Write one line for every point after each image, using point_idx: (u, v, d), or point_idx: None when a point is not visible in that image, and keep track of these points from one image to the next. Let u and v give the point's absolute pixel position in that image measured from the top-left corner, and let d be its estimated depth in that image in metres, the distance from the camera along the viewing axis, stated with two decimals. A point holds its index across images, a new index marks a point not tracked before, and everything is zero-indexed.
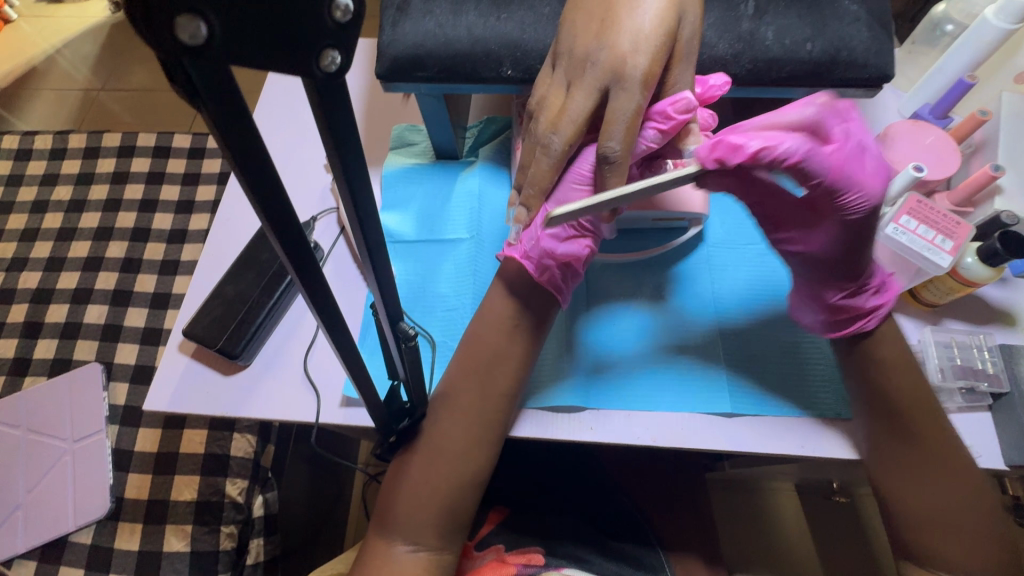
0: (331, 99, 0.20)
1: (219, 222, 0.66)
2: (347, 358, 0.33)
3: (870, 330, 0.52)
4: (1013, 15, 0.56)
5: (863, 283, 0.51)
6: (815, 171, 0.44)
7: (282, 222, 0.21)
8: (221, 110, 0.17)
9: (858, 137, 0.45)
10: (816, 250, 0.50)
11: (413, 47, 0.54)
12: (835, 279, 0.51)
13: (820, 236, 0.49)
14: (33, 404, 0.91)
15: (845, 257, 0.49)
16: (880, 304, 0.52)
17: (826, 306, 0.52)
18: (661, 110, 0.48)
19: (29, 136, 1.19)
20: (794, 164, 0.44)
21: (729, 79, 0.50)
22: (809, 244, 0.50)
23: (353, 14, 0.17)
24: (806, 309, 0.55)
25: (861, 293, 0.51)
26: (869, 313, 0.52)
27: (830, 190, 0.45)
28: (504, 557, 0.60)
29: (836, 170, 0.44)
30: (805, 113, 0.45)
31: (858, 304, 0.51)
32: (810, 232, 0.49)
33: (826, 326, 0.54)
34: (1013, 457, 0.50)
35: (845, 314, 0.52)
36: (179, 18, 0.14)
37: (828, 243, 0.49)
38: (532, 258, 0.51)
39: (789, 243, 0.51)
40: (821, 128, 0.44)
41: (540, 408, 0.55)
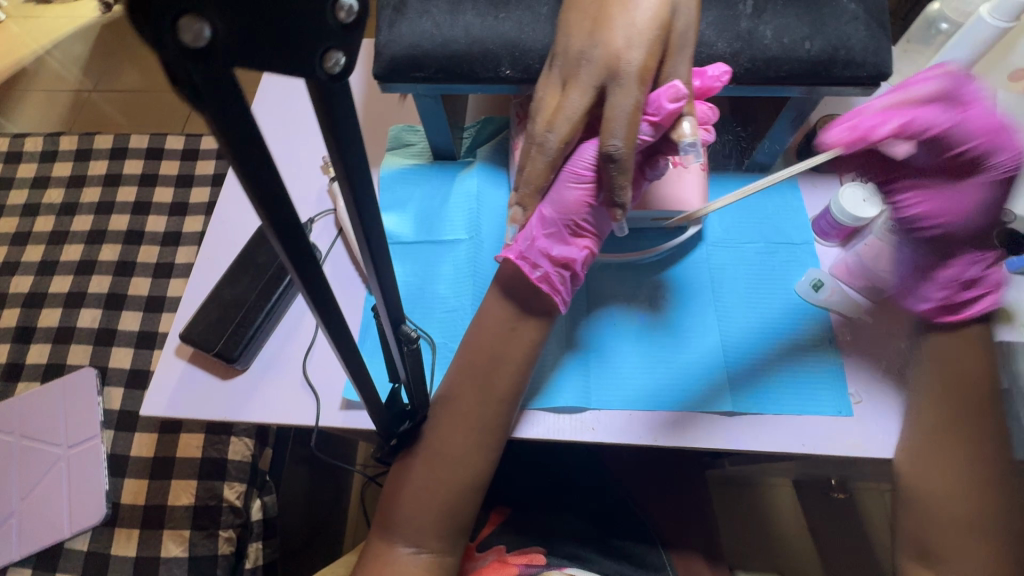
0: (334, 102, 0.19)
1: (215, 224, 0.66)
2: (349, 361, 0.33)
3: (994, 309, 0.53)
4: (1008, 14, 0.56)
5: (987, 257, 0.52)
6: (961, 140, 0.49)
7: (284, 226, 0.21)
8: (224, 114, 0.16)
9: (920, 120, 0.48)
10: (963, 231, 0.52)
11: (410, 47, 0.53)
12: (964, 252, 0.53)
13: (957, 208, 0.51)
14: (27, 410, 0.90)
15: (983, 228, 0.52)
16: (987, 282, 0.52)
17: (947, 284, 0.53)
18: (655, 100, 0.47)
19: (20, 139, 1.17)
20: (939, 135, 0.49)
21: (728, 69, 0.49)
22: (951, 224, 0.52)
23: (357, 15, 0.17)
24: (923, 290, 0.55)
25: (975, 271, 0.52)
26: (989, 293, 0.52)
27: (980, 156, 0.49)
28: (506, 557, 0.62)
29: (986, 132, 0.48)
30: (934, 85, 0.50)
31: (972, 283, 0.53)
32: (953, 209, 0.51)
33: (939, 310, 0.54)
34: (1016, 451, 0.52)
35: (973, 288, 0.53)
36: (182, 20, 0.14)
37: (978, 216, 0.51)
38: (528, 258, 0.50)
39: (925, 228, 0.53)
40: (955, 97, 0.49)
41: (542, 409, 0.55)
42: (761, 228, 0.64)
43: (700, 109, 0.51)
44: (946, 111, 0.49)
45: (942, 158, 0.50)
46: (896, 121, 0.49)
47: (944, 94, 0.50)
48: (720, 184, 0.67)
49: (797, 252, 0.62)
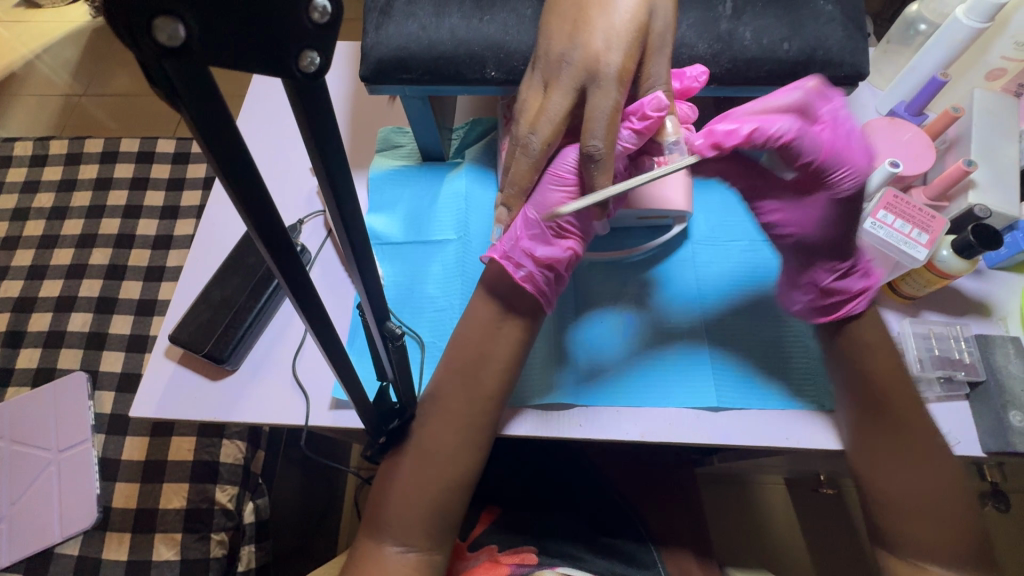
0: (312, 100, 0.20)
1: (204, 226, 0.66)
2: (334, 358, 0.33)
3: (862, 312, 0.53)
4: (983, 14, 0.57)
5: (848, 264, 0.54)
6: (806, 152, 0.49)
7: (264, 222, 0.21)
8: (203, 111, 0.17)
9: (777, 127, 0.48)
10: (811, 235, 0.54)
11: (396, 49, 0.54)
12: (823, 262, 0.55)
13: (810, 219, 0.54)
14: (16, 415, 0.90)
15: (837, 236, 0.53)
16: (866, 285, 0.54)
17: (813, 290, 0.54)
18: (637, 109, 0.48)
19: (9, 143, 1.17)
20: (789, 144, 0.49)
21: (706, 69, 0.51)
22: (802, 231, 0.54)
23: (332, 16, 0.17)
24: (794, 295, 0.57)
25: (829, 276, 0.54)
26: (857, 295, 0.53)
27: (822, 168, 0.50)
28: (498, 557, 0.62)
29: (827, 150, 0.49)
30: (793, 97, 0.49)
31: (830, 289, 0.54)
32: (801, 221, 0.54)
33: (813, 312, 0.55)
34: (989, 444, 0.52)
35: (833, 297, 0.54)
36: (157, 21, 0.15)
37: (821, 228, 0.53)
38: (512, 258, 0.50)
39: (785, 234, 0.56)
40: (810, 111, 0.49)
41: (530, 407, 0.55)
42: (745, 226, 0.65)
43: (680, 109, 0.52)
44: (795, 121, 0.49)
45: (797, 166, 0.50)
46: (751, 125, 0.48)
47: (801, 107, 0.49)
48: (705, 183, 0.68)
49: None
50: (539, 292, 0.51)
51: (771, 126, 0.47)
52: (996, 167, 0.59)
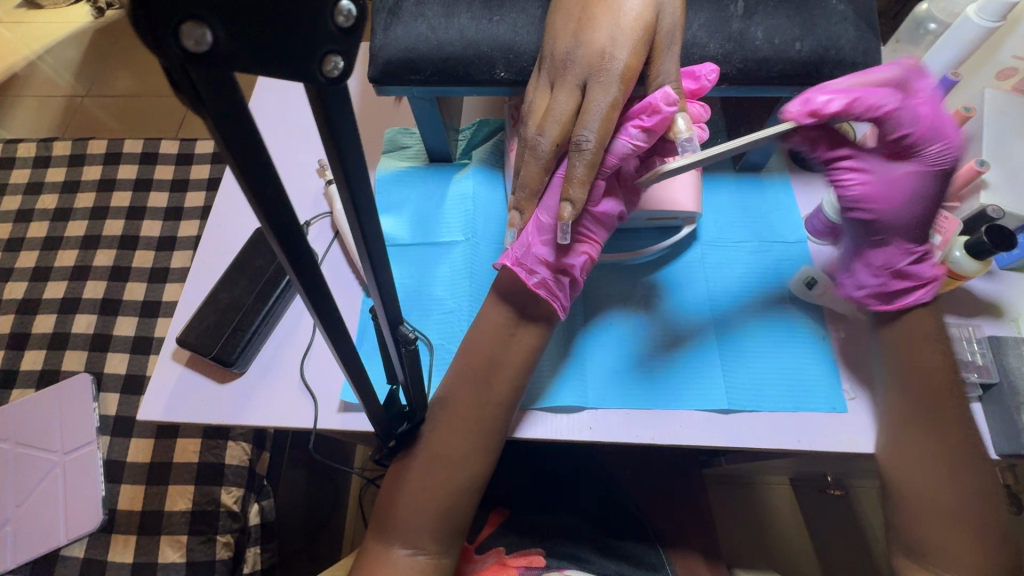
0: (332, 104, 0.20)
1: (211, 228, 0.66)
2: (347, 362, 0.33)
3: (928, 301, 0.54)
4: (996, 14, 0.56)
5: (923, 247, 0.53)
6: (904, 125, 0.49)
7: (283, 226, 0.21)
8: (225, 116, 0.17)
9: (878, 100, 0.48)
10: (894, 216, 0.52)
11: (405, 50, 0.54)
12: (893, 241, 0.54)
13: (896, 192, 0.52)
14: (21, 417, 0.89)
15: (928, 216, 0.52)
16: (937, 273, 0.53)
17: (883, 271, 0.54)
18: (648, 106, 0.47)
19: (12, 145, 1.17)
20: (885, 117, 0.49)
21: (717, 68, 0.50)
22: (883, 211, 0.52)
23: (356, 19, 0.17)
24: (859, 273, 0.56)
25: (916, 263, 0.53)
26: (926, 283, 0.53)
27: (914, 143, 0.50)
28: (506, 560, 0.61)
29: (928, 122, 0.49)
30: (893, 72, 0.50)
31: (912, 274, 0.53)
32: (887, 198, 0.52)
33: (874, 298, 0.55)
34: (1003, 447, 0.51)
35: (905, 280, 0.54)
36: (184, 26, 0.14)
37: (906, 207, 0.52)
38: (525, 264, 0.50)
39: (860, 210, 0.53)
40: (910, 85, 0.50)
41: (541, 410, 0.55)
42: (755, 227, 0.65)
43: (693, 108, 0.52)
44: (893, 95, 0.49)
45: (889, 140, 0.51)
46: (848, 97, 0.47)
47: (898, 82, 0.50)
48: (714, 184, 0.68)
49: (791, 250, 0.63)
50: (553, 297, 0.51)
51: (870, 98, 0.47)
52: (1009, 168, 0.59)
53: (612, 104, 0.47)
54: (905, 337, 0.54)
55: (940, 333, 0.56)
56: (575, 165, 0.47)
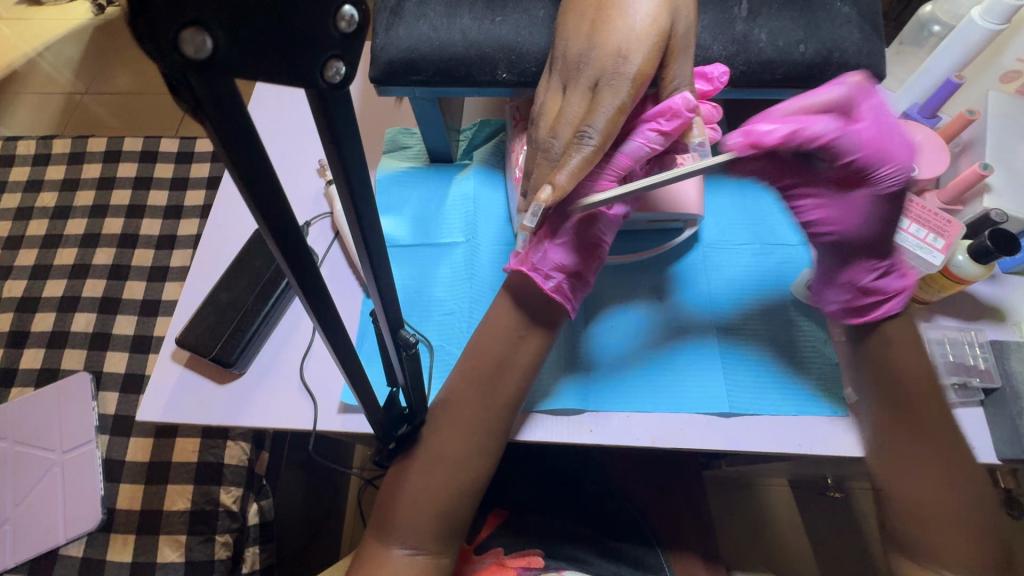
0: (334, 109, 0.19)
1: (211, 228, 0.66)
2: (347, 366, 0.32)
3: (899, 312, 0.51)
4: (999, 16, 0.56)
5: (886, 262, 0.51)
6: (845, 153, 0.47)
7: (284, 231, 0.21)
8: (225, 121, 0.16)
9: (812, 126, 0.46)
10: (853, 237, 0.50)
11: (407, 50, 0.53)
12: (863, 259, 0.51)
13: (852, 214, 0.50)
14: (20, 416, 0.89)
15: (877, 236, 0.50)
16: (903, 285, 0.51)
17: (851, 288, 0.52)
18: (666, 110, 0.48)
19: (12, 142, 1.16)
20: (826, 145, 0.46)
21: (728, 69, 0.51)
22: (843, 230, 0.50)
23: (359, 25, 0.17)
24: (828, 295, 0.54)
25: (873, 277, 0.51)
26: (892, 296, 0.51)
27: (862, 168, 0.47)
28: (504, 560, 0.62)
29: (871, 145, 0.46)
30: (836, 93, 0.48)
31: (876, 288, 0.51)
32: (842, 219, 0.50)
33: (845, 312, 0.53)
34: (1004, 451, 0.51)
35: (872, 295, 0.51)
36: (184, 32, 0.14)
37: (864, 226, 0.50)
38: (541, 270, 0.50)
39: (823, 233, 0.51)
40: (851, 107, 0.48)
41: (543, 412, 0.55)
42: (757, 230, 0.64)
43: (705, 109, 0.52)
44: (833, 123, 0.46)
45: (829, 164, 0.48)
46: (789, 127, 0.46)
47: (841, 102, 0.48)
48: (716, 186, 0.68)
49: (793, 253, 0.63)
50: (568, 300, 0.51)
51: (811, 127, 0.45)
52: (1012, 171, 0.58)
53: (620, 108, 0.47)
54: (898, 348, 0.51)
55: (943, 337, 0.56)
56: (572, 157, 0.45)
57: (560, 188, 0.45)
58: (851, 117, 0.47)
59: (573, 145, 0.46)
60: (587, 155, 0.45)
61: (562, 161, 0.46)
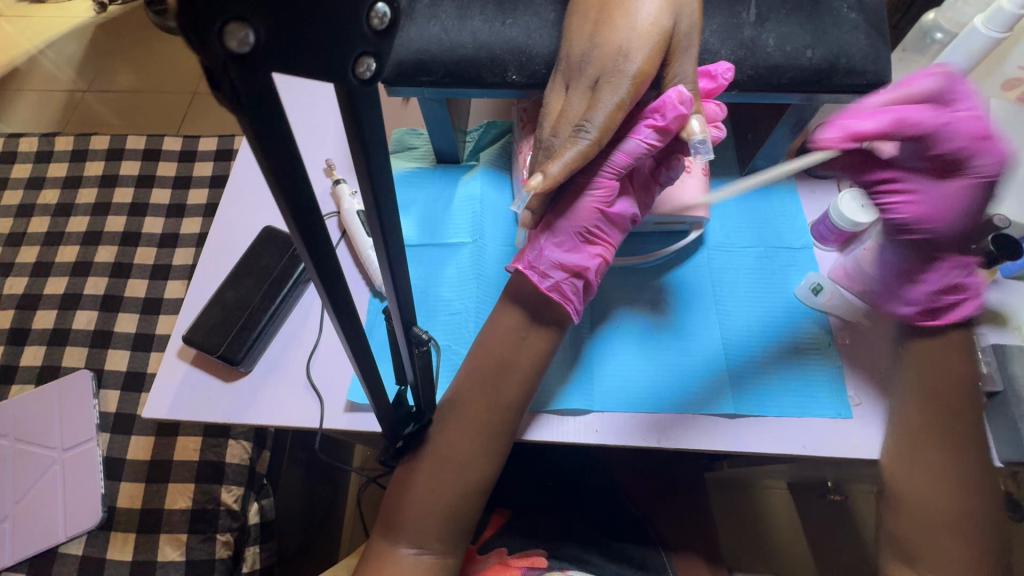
0: (363, 106, 0.20)
1: (218, 226, 0.66)
2: (361, 362, 0.33)
3: (974, 314, 0.53)
4: (1002, 25, 0.57)
5: (966, 263, 0.52)
6: (946, 141, 0.47)
7: (307, 223, 0.21)
8: (261, 116, 0.17)
9: (914, 120, 0.46)
10: (943, 236, 0.51)
11: (417, 51, 0.54)
12: (947, 257, 0.52)
13: (942, 212, 0.49)
14: (20, 413, 0.89)
15: (963, 234, 0.51)
16: (970, 288, 0.52)
17: (929, 292, 0.53)
18: (661, 106, 0.48)
19: (15, 139, 1.16)
20: (925, 136, 0.47)
21: (731, 66, 0.51)
22: (935, 230, 0.50)
23: (389, 21, 0.18)
24: (905, 296, 0.54)
25: (960, 278, 0.52)
26: (970, 297, 0.52)
27: (959, 158, 0.47)
28: (507, 560, 0.61)
29: (977, 134, 0.46)
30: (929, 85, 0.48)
31: (956, 290, 0.52)
32: (936, 215, 0.49)
33: (921, 314, 0.54)
34: (1007, 454, 0.51)
35: (951, 294, 0.52)
36: (228, 28, 0.14)
37: (956, 224, 0.50)
38: (538, 268, 0.51)
39: (913, 231, 0.51)
40: (946, 99, 0.48)
41: (549, 414, 0.55)
42: (761, 233, 0.65)
43: (708, 108, 0.52)
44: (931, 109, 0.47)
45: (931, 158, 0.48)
46: (886, 121, 0.47)
47: (937, 93, 0.48)
48: (721, 189, 0.68)
49: (797, 256, 0.63)
50: (567, 300, 0.51)
51: (912, 117, 0.46)
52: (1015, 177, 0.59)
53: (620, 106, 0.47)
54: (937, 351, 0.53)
55: None
56: (567, 149, 0.46)
57: (553, 178, 0.45)
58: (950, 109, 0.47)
59: (569, 138, 0.46)
60: (583, 148, 0.46)
61: (557, 154, 0.46)
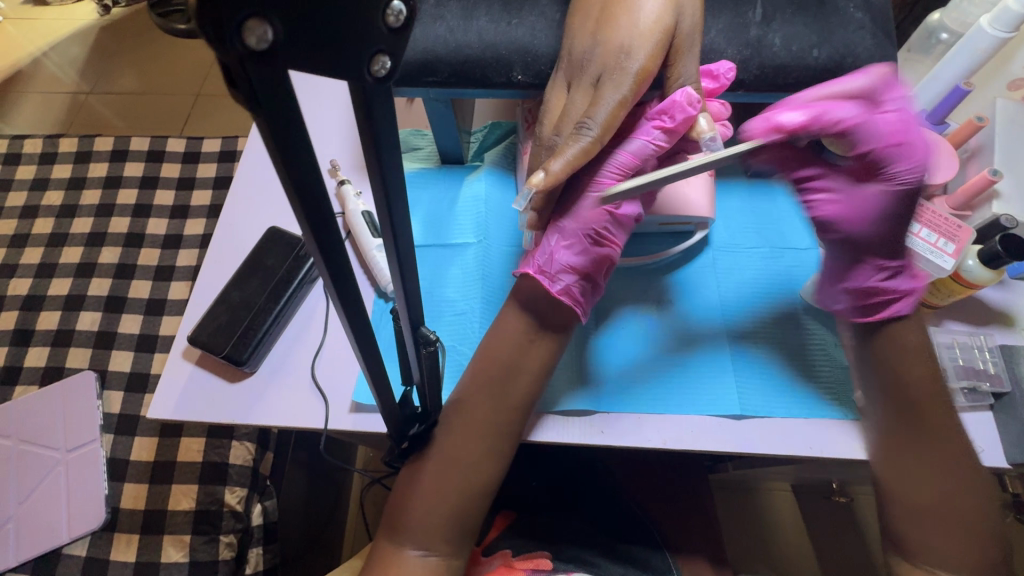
0: (376, 104, 0.20)
1: (223, 226, 0.66)
2: (369, 362, 0.33)
3: (908, 313, 0.51)
4: (1007, 24, 0.56)
5: (895, 263, 0.51)
6: (866, 139, 0.48)
7: (319, 221, 0.21)
8: (276, 113, 0.17)
9: (836, 114, 0.47)
10: (860, 234, 0.52)
11: (423, 51, 0.54)
12: (872, 258, 0.52)
13: (861, 209, 0.51)
14: (24, 414, 0.89)
15: (887, 233, 0.51)
16: (910, 287, 0.51)
17: (852, 291, 0.53)
18: (669, 108, 0.48)
19: (19, 141, 1.17)
20: (848, 130, 0.48)
21: (733, 65, 0.51)
22: (851, 229, 0.52)
23: (405, 18, 0.17)
24: (837, 295, 0.55)
25: (879, 275, 0.51)
26: (903, 296, 0.51)
27: (879, 159, 0.49)
28: (512, 561, 0.61)
29: (892, 136, 0.48)
30: (858, 83, 0.49)
31: (879, 287, 0.51)
32: (852, 215, 0.51)
33: (856, 311, 0.53)
34: (1015, 456, 0.51)
35: (878, 294, 0.52)
36: (248, 23, 0.14)
37: (875, 223, 0.51)
38: (548, 272, 0.50)
39: (834, 230, 0.53)
40: (874, 98, 0.49)
41: (555, 415, 0.55)
42: (766, 232, 0.65)
43: (713, 107, 0.52)
44: (856, 108, 0.48)
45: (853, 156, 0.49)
46: (809, 114, 0.47)
47: (868, 92, 0.49)
48: (725, 189, 0.68)
49: (802, 256, 0.63)
50: (576, 303, 0.51)
51: (833, 112, 0.47)
52: (1021, 177, 0.59)
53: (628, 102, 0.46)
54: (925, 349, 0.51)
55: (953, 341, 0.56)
56: (569, 146, 0.45)
57: (555, 175, 0.45)
58: (876, 110, 0.49)
59: (572, 135, 0.45)
60: (586, 145, 0.45)
61: (558, 151, 0.46)
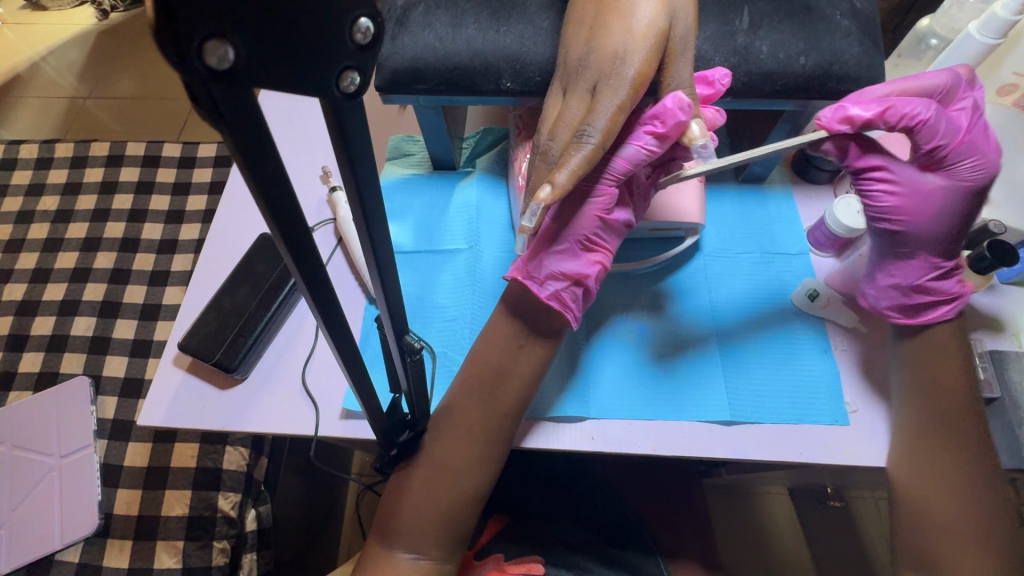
0: (347, 120, 0.20)
1: (215, 233, 0.66)
2: (352, 372, 0.33)
3: (952, 317, 0.53)
4: (996, 31, 0.57)
5: (950, 262, 0.52)
6: (936, 136, 0.49)
7: (292, 233, 0.21)
8: (242, 129, 0.17)
9: (909, 109, 0.48)
10: (926, 233, 0.51)
11: (412, 59, 0.54)
12: (920, 256, 0.52)
13: (926, 209, 0.50)
14: (17, 419, 0.88)
15: (949, 229, 0.51)
16: (959, 291, 0.52)
17: (897, 287, 0.53)
18: (661, 113, 0.47)
19: (15, 146, 1.17)
20: (920, 126, 0.49)
21: (728, 72, 0.50)
22: (912, 224, 0.51)
23: (373, 35, 0.18)
24: (880, 291, 0.55)
25: (931, 278, 0.52)
26: (952, 299, 0.52)
27: (948, 155, 0.50)
28: (504, 566, 0.61)
29: (964, 131, 0.50)
30: (942, 78, 0.52)
31: (931, 292, 0.53)
32: (920, 212, 0.51)
33: (897, 313, 0.54)
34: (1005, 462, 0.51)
35: (926, 295, 0.53)
36: (207, 44, 0.14)
37: (936, 222, 0.51)
38: (536, 277, 0.51)
39: (894, 223, 0.52)
40: (952, 95, 0.52)
41: (546, 422, 0.55)
42: (757, 238, 0.65)
43: (707, 113, 0.50)
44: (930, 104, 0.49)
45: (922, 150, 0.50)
46: (877, 109, 0.48)
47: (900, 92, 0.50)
48: (717, 195, 0.68)
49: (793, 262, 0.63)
50: (565, 308, 0.50)
51: (900, 107, 0.48)
52: (1011, 182, 0.59)
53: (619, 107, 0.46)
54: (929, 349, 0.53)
55: None
56: (573, 155, 0.44)
57: (561, 187, 0.43)
58: (951, 108, 0.52)
59: (573, 144, 0.44)
60: (588, 152, 0.44)
61: (562, 161, 0.44)
